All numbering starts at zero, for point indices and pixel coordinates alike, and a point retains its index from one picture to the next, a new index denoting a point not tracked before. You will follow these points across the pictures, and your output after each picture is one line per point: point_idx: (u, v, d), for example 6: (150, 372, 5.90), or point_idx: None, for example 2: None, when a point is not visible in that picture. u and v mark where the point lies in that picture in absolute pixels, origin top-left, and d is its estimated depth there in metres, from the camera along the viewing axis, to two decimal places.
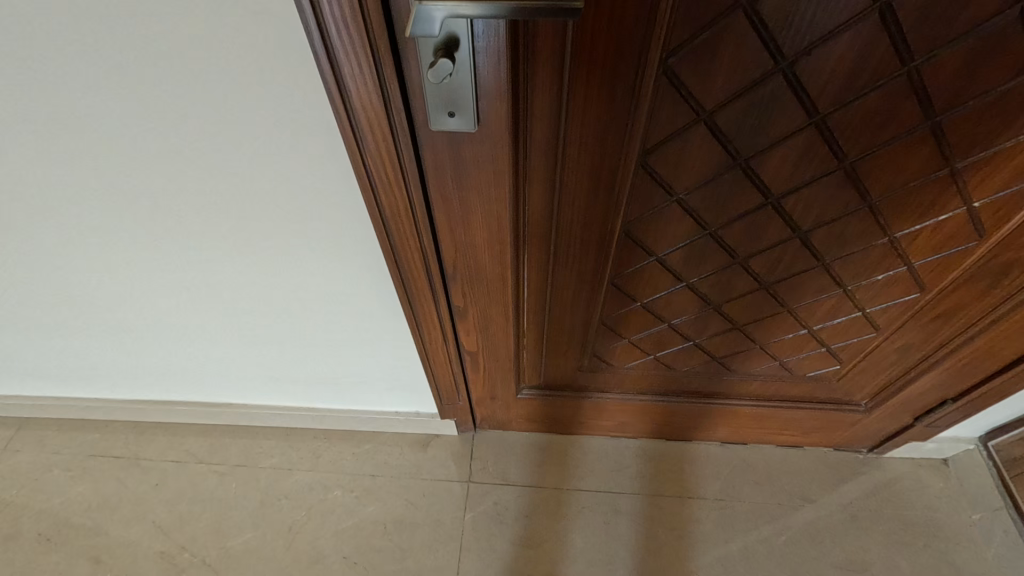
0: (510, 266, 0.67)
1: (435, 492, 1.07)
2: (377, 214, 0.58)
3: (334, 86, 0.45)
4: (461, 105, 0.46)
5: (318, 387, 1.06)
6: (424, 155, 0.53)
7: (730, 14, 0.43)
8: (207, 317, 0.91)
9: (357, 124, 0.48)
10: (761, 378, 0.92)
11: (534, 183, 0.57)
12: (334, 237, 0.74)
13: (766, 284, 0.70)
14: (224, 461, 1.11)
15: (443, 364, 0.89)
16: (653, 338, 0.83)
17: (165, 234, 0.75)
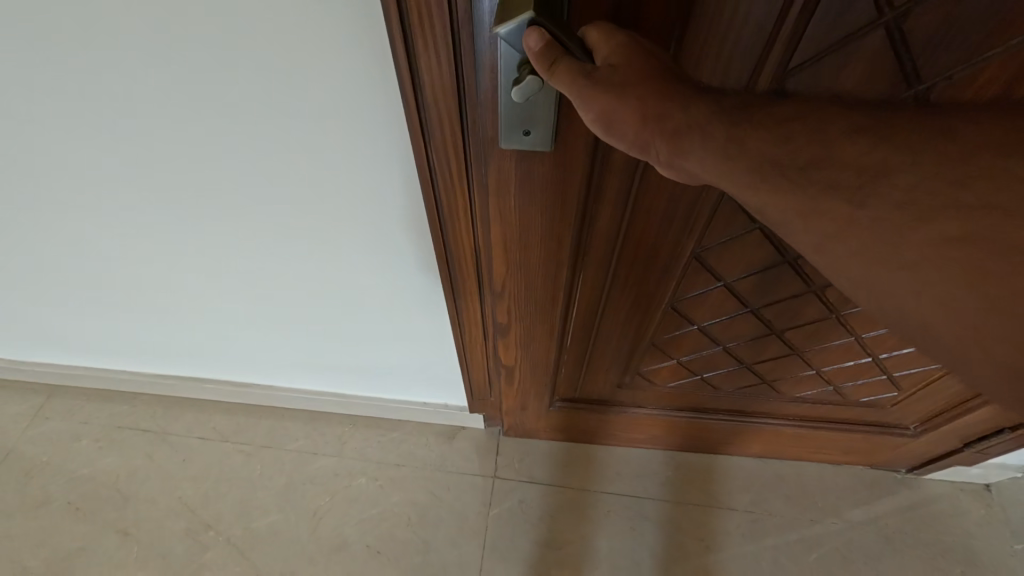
0: (564, 285, 0.64)
1: (460, 486, 1.06)
2: (433, 213, 0.56)
3: (409, 78, 0.42)
4: (539, 124, 0.43)
5: (346, 373, 1.04)
6: (489, 170, 0.49)
7: (870, 32, 0.41)
8: (241, 299, 0.89)
9: (427, 117, 0.45)
10: (808, 402, 0.90)
11: (604, 203, 0.54)
12: (380, 228, 0.71)
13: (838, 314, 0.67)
14: (250, 441, 1.11)
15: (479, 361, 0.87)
16: (704, 360, 0.80)
17: (206, 215, 0.72)
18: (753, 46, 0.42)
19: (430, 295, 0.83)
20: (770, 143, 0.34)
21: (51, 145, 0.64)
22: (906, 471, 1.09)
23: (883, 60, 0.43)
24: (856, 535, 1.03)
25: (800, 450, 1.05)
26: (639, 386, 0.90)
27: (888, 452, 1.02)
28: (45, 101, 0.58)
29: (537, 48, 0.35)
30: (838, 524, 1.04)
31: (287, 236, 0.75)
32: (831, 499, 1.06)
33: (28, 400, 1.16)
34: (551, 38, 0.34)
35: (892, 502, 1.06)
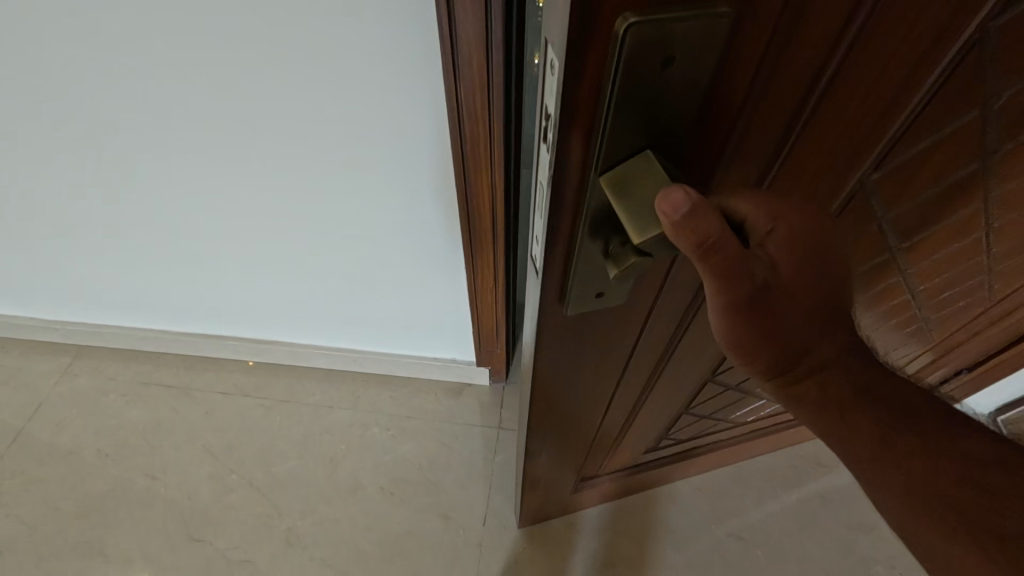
0: (610, 394, 0.60)
1: (467, 437, 1.13)
2: (454, 127, 0.64)
3: (447, 28, 0.52)
4: (616, 287, 0.37)
5: (361, 330, 1.11)
6: (541, 337, 0.42)
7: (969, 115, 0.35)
8: (265, 257, 0.96)
9: (459, 61, 0.56)
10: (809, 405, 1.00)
11: (659, 322, 0.49)
12: (396, 172, 0.77)
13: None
14: (269, 395, 1.18)
15: (487, 294, 0.95)
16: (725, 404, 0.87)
17: (240, 172, 0.79)
18: (823, 174, 0.36)
19: (437, 236, 0.88)
20: (883, 431, 0.36)
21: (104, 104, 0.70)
22: None
23: (973, 135, 0.37)
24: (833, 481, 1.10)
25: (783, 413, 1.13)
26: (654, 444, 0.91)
27: None
28: (104, 61, 0.64)
29: (680, 214, 0.26)
30: (822, 470, 1.10)
31: (314, 193, 0.82)
32: (810, 448, 1.14)
33: (56, 358, 1.22)
34: (694, 200, 0.26)
35: None
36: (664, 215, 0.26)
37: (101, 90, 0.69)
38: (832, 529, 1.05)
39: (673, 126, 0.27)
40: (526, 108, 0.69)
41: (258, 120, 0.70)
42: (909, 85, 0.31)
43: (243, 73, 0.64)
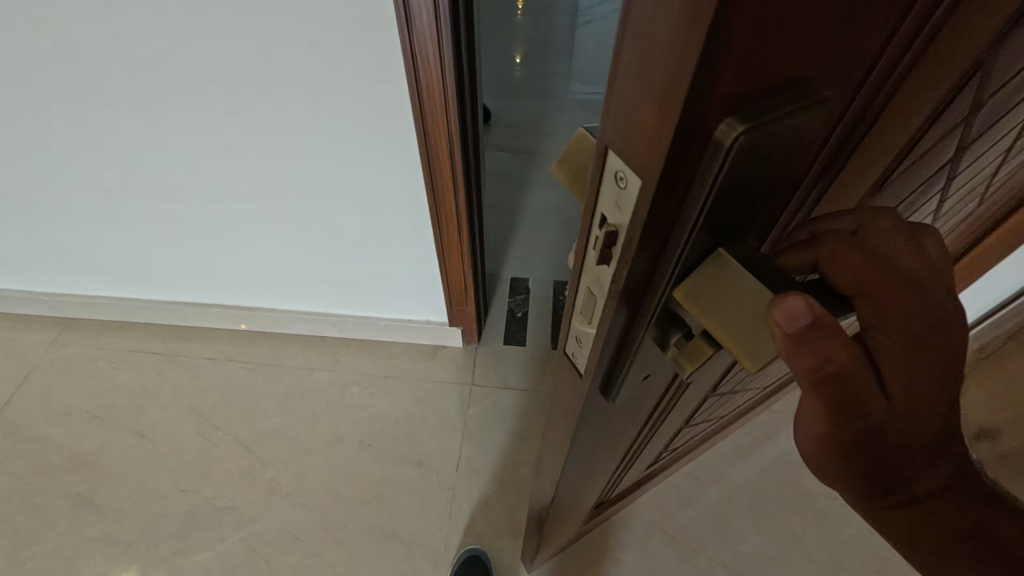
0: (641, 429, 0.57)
1: (441, 393, 1.20)
2: (411, 83, 0.72)
3: None
4: (662, 368, 0.34)
5: (339, 293, 1.17)
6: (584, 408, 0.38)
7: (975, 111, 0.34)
8: (246, 222, 1.02)
9: (411, 11, 0.63)
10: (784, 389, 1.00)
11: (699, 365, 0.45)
12: (364, 137, 0.83)
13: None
14: (253, 359, 1.24)
15: (455, 253, 1.01)
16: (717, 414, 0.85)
17: (220, 136, 0.85)
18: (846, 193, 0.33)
19: (404, 202, 0.94)
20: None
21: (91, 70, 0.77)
22: None
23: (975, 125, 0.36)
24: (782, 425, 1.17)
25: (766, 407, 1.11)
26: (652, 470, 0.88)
27: None
28: (93, 30, 0.71)
29: (794, 327, 0.21)
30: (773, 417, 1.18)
31: (289, 157, 0.88)
32: None
33: (46, 329, 1.27)
34: (811, 310, 0.21)
35: None
36: (777, 328, 0.21)
37: (90, 57, 0.75)
38: (783, 468, 1.12)
39: (744, 201, 0.22)
40: (471, 65, 0.78)
41: (234, 85, 0.77)
42: (933, 89, 0.27)
43: (219, 38, 0.70)
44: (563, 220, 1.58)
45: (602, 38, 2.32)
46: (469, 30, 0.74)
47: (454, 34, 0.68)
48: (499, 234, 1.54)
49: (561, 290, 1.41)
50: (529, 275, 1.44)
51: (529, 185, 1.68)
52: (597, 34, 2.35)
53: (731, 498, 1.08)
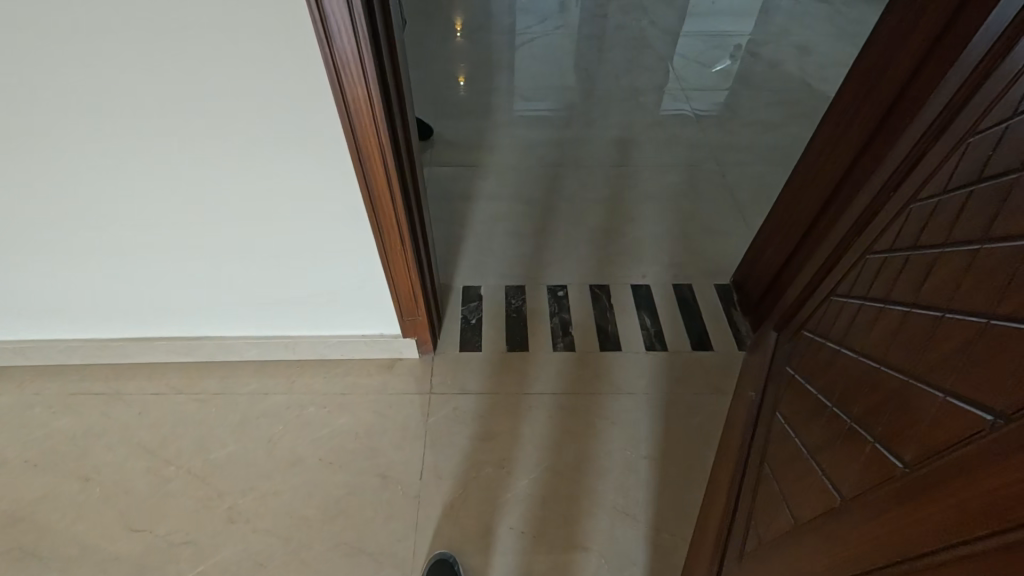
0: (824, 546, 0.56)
1: (400, 404, 1.21)
2: (335, 85, 0.73)
3: None
4: None
5: (288, 314, 1.17)
6: None
7: None
8: (188, 248, 1.01)
9: (328, 25, 0.67)
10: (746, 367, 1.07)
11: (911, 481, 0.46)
12: (295, 145, 0.83)
13: (791, 371, 0.76)
14: (204, 390, 1.22)
15: (397, 255, 1.02)
16: (739, 462, 0.84)
17: (153, 160, 0.85)
18: None
19: (341, 210, 0.94)
20: None
21: (15, 99, 0.77)
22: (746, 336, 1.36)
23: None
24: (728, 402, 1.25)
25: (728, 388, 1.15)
26: (709, 542, 0.86)
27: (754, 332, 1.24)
28: (14, 59, 0.72)
29: None
30: (717, 395, 1.26)
31: (226, 179, 0.89)
32: (708, 378, 1.29)
33: None
34: None
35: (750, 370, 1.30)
36: None
37: (15, 85, 0.75)
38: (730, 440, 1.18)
39: None
40: (393, 64, 0.80)
41: (163, 107, 0.78)
42: None
43: (151, 60, 0.72)
44: (510, 229, 1.63)
45: (536, 56, 2.42)
46: (387, 32, 0.76)
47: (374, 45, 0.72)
48: (447, 246, 1.58)
49: (512, 294, 1.45)
50: (480, 283, 1.47)
51: (474, 198, 1.72)
52: (531, 52, 2.45)
53: (684, 472, 1.13)
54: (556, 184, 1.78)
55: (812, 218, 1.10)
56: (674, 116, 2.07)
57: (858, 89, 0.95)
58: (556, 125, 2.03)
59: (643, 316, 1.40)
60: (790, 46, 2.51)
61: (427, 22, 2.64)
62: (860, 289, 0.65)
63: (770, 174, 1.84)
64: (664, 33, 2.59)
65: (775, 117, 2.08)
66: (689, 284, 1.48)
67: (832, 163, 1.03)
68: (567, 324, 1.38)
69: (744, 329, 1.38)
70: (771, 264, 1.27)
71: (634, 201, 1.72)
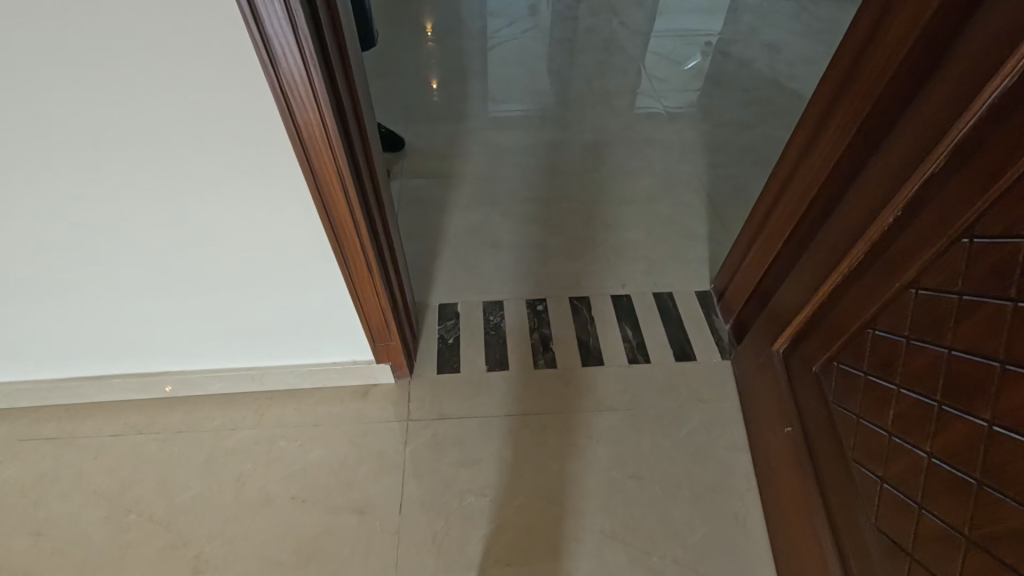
0: None
1: (377, 432, 1.16)
2: (281, 104, 0.67)
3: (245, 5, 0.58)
4: None
5: (252, 345, 1.11)
6: None
7: None
8: (142, 283, 0.95)
9: (268, 44, 0.61)
10: (776, 393, 1.03)
11: None
12: (236, 167, 0.77)
13: (890, 434, 0.74)
14: (165, 429, 1.14)
15: (366, 282, 0.96)
16: (855, 528, 0.79)
17: (94, 193, 0.79)
18: None
19: (294, 234, 0.88)
20: None
21: None
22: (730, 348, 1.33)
23: None
24: (712, 413, 1.22)
25: (753, 407, 1.15)
26: None
27: (747, 344, 1.21)
28: None
29: None
30: (702, 406, 1.23)
31: (177, 210, 0.83)
32: (692, 387, 1.26)
33: None
34: None
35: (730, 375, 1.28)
36: None
37: None
38: (715, 453, 1.16)
39: None
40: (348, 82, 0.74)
41: (99, 138, 0.72)
42: None
43: (81, 88, 0.66)
44: (486, 241, 1.58)
45: (507, 61, 2.38)
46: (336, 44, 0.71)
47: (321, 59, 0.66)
48: (420, 262, 1.52)
49: (490, 310, 1.41)
50: (457, 300, 1.43)
51: (448, 210, 1.67)
52: (503, 57, 2.41)
53: (693, 497, 1.10)
54: (533, 192, 1.73)
55: (792, 225, 1.07)
56: (649, 119, 2.05)
57: (834, 92, 0.93)
58: (531, 132, 1.99)
59: (625, 327, 1.37)
60: (760, 45, 2.51)
61: (395, 29, 2.57)
62: (953, 338, 0.65)
63: (745, 175, 1.82)
64: (635, 34, 2.57)
65: (749, 117, 2.07)
66: (671, 293, 1.45)
67: (810, 169, 1.00)
68: (548, 339, 1.34)
69: (726, 337, 1.36)
70: (752, 271, 1.25)
71: (611, 208, 1.69)
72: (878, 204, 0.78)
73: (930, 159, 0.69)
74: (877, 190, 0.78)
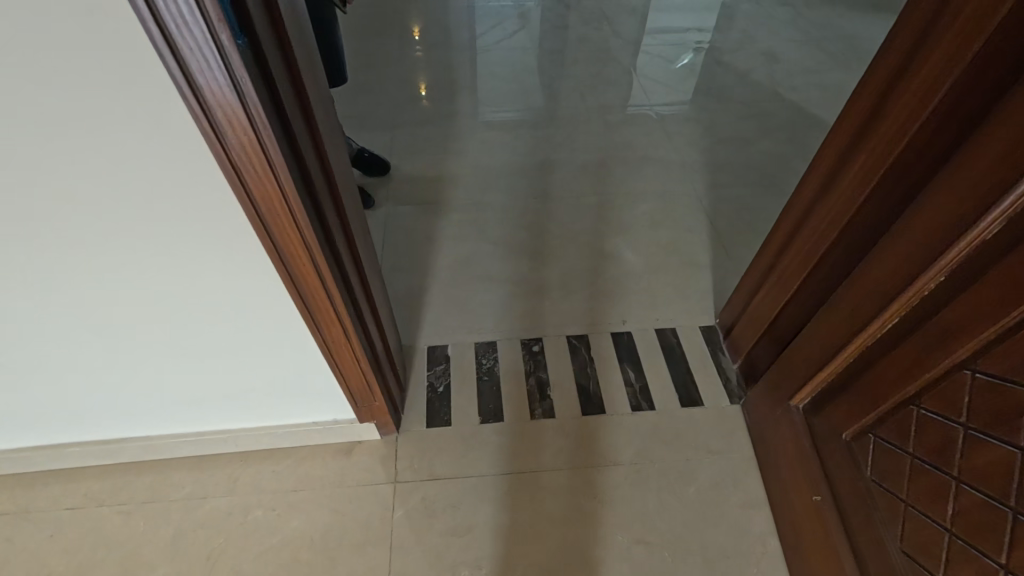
0: None
1: (362, 497, 1.07)
2: (234, 182, 0.57)
3: (182, 78, 0.47)
4: None
5: (222, 408, 1.02)
6: None
7: None
8: (94, 352, 0.86)
9: (214, 119, 0.51)
10: (800, 455, 0.95)
11: None
12: (190, 232, 0.68)
13: (950, 532, 0.66)
14: (129, 499, 1.05)
15: (344, 348, 0.87)
16: None
17: (27, 268, 0.70)
18: None
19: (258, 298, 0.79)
20: None
21: None
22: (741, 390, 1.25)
23: None
24: (723, 465, 1.14)
25: (771, 463, 1.07)
26: None
27: (762, 389, 1.13)
28: None
29: None
30: (712, 458, 1.15)
31: (125, 281, 0.74)
32: (701, 437, 1.18)
33: None
34: None
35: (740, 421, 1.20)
36: None
37: None
38: (727, 511, 1.08)
39: None
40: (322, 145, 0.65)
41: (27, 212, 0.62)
42: None
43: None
44: (477, 274, 1.49)
45: (496, 74, 2.28)
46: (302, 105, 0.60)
47: (281, 130, 0.55)
48: (407, 298, 1.43)
49: (483, 353, 1.31)
50: (447, 343, 1.33)
51: (437, 240, 1.58)
52: (491, 71, 2.31)
53: (706, 564, 1.02)
54: (526, 219, 1.65)
55: (805, 272, 1.00)
56: (645, 136, 1.96)
57: (853, 134, 0.85)
58: (522, 152, 1.90)
59: (626, 369, 1.29)
60: (757, 53, 2.43)
61: (378, 42, 2.47)
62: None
63: (748, 195, 1.74)
64: (628, 44, 2.48)
65: (749, 132, 1.99)
66: (674, 329, 1.37)
67: (826, 214, 0.93)
68: (545, 385, 1.26)
69: (734, 378, 1.27)
70: (761, 314, 1.17)
71: (609, 234, 1.60)
72: (914, 269, 0.71)
73: (985, 226, 0.61)
74: (912, 252, 0.71)
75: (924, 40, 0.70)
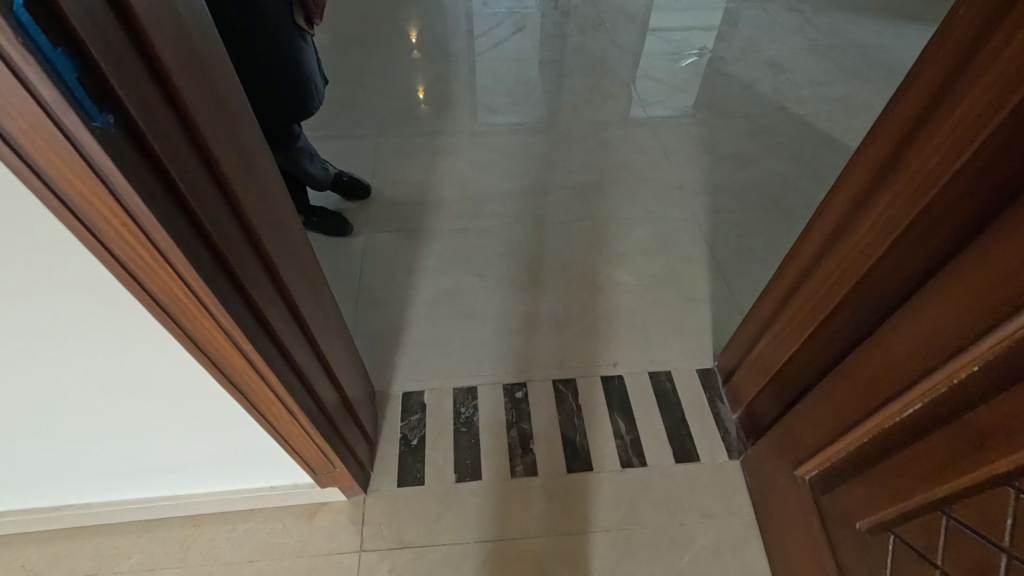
0: None
1: (324, 568, 0.98)
2: (124, 274, 0.47)
3: (28, 164, 0.39)
4: None
5: (168, 475, 0.93)
6: None
7: None
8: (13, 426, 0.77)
9: (82, 209, 0.42)
10: (811, 539, 0.85)
11: None
12: (101, 314, 0.59)
13: None
14: (70, 571, 0.96)
15: (291, 425, 0.77)
16: None
17: None
18: None
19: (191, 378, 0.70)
20: None
21: None
22: (744, 444, 1.15)
23: None
24: (720, 531, 1.04)
25: (778, 538, 0.97)
26: None
27: (762, 448, 1.03)
28: None
29: None
30: (709, 523, 1.05)
31: (30, 360, 0.64)
32: (697, 498, 1.08)
33: None
34: None
35: (740, 480, 1.10)
36: None
37: None
38: None
39: None
40: (241, 215, 0.56)
41: None
42: None
43: None
44: (459, 310, 1.39)
45: (487, 88, 2.18)
46: (213, 175, 0.51)
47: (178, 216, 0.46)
48: (383, 337, 1.34)
49: (461, 400, 1.22)
50: (423, 388, 1.24)
51: (418, 271, 1.48)
52: (483, 83, 2.21)
53: None
54: (513, 247, 1.55)
55: (810, 330, 0.90)
56: (643, 155, 1.86)
57: (863, 185, 0.76)
58: (512, 173, 1.80)
59: (617, 420, 1.19)
60: (763, 63, 2.31)
61: (367, 52, 2.37)
62: None
63: (751, 220, 1.63)
64: (627, 54, 2.37)
65: (752, 150, 1.88)
66: (669, 372, 1.27)
67: (832, 270, 0.83)
68: (528, 437, 1.16)
69: (733, 430, 1.17)
70: (761, 366, 1.07)
71: (601, 264, 1.50)
72: (942, 352, 0.61)
73: None
74: (938, 332, 0.62)
75: (948, 86, 0.61)
